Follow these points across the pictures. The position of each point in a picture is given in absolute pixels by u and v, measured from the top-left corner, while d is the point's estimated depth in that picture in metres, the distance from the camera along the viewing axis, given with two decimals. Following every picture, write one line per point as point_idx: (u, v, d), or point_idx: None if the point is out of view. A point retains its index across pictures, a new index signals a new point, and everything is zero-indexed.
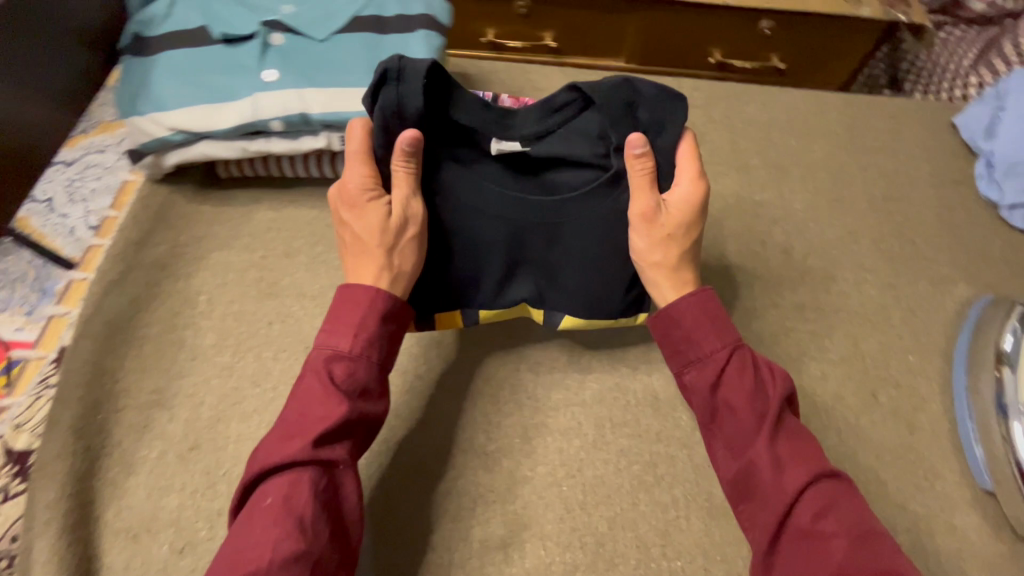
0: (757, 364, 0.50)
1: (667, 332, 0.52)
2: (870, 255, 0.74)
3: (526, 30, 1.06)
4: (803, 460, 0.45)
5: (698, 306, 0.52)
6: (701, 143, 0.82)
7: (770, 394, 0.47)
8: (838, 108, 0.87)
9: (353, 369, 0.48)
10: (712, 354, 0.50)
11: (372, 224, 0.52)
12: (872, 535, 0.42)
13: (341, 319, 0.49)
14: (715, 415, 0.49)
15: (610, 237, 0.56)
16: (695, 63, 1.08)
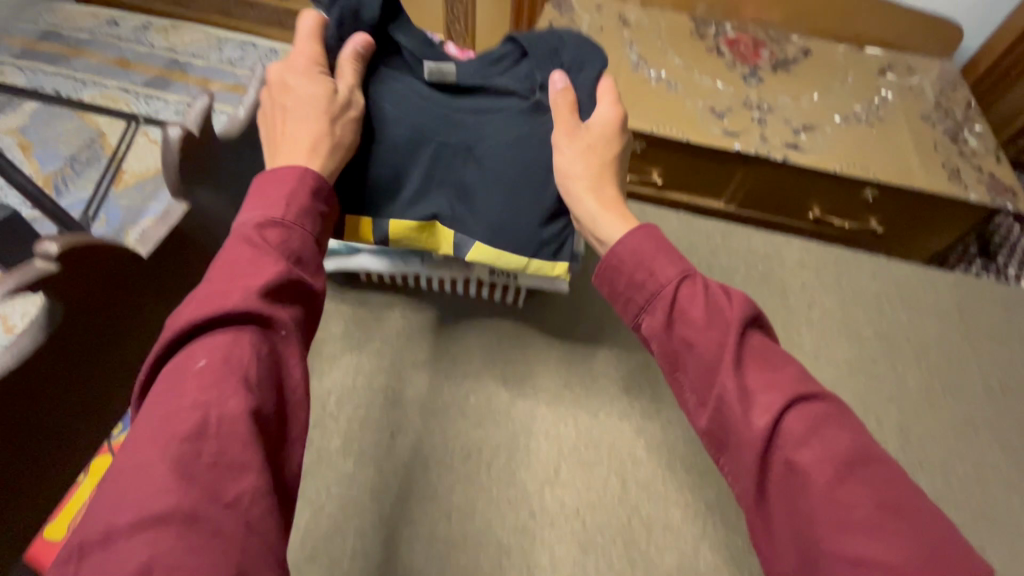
0: (710, 286, 0.48)
1: (625, 268, 0.51)
2: (990, 449, 0.73)
3: (637, 164, 1.13)
4: (777, 386, 0.41)
5: (645, 236, 0.52)
6: (813, 305, 0.85)
7: (732, 318, 0.45)
8: (949, 288, 0.88)
9: (286, 233, 0.44)
10: (670, 284, 0.48)
11: (306, 90, 0.54)
12: (866, 463, 0.38)
13: (271, 192, 0.46)
14: (674, 357, 0.47)
15: (525, 160, 0.63)
16: (794, 215, 1.14)
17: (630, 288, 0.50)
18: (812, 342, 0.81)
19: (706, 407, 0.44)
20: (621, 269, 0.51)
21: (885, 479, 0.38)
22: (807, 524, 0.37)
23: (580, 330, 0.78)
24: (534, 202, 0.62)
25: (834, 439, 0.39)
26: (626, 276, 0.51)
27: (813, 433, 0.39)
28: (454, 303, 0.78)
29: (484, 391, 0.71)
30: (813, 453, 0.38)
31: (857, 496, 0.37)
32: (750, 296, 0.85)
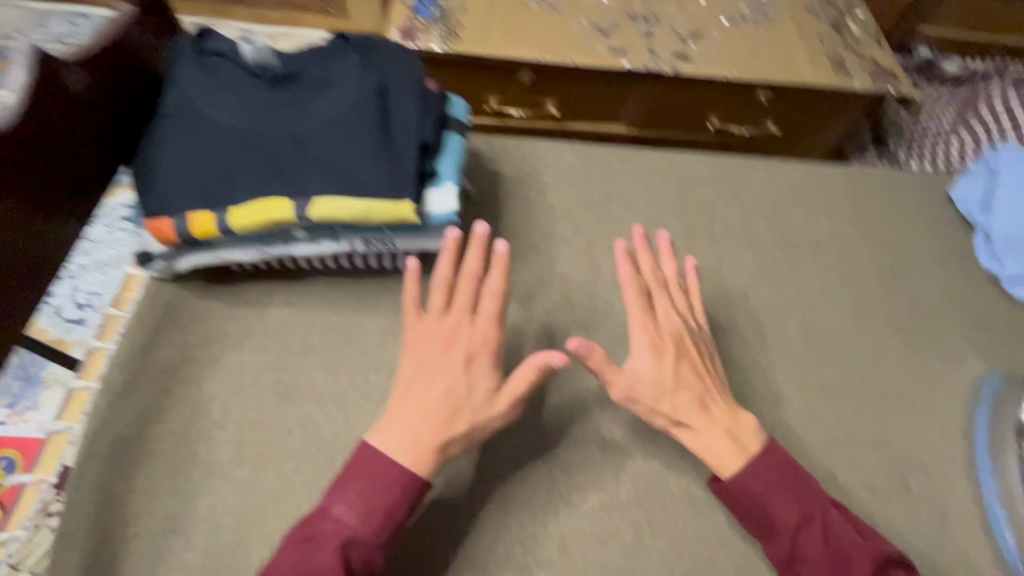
0: (828, 515, 0.54)
1: (731, 490, 0.55)
2: (884, 332, 0.76)
3: (529, 97, 1.07)
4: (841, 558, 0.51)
5: (754, 455, 0.56)
6: (714, 219, 0.84)
7: (856, 559, 0.51)
8: (840, 181, 0.89)
9: (370, 550, 0.48)
10: (756, 509, 0.55)
11: (464, 353, 0.56)
12: None
13: (375, 490, 0.50)
14: (767, 527, 0.54)
15: (346, 125, 0.61)
16: (695, 127, 1.12)
17: (741, 509, 0.56)
18: (714, 257, 0.80)
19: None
20: (733, 496, 0.56)
21: None
22: None
23: None
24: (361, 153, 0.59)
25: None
26: (742, 509, 0.56)
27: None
28: (339, 281, 0.72)
29: (385, 367, 0.68)
30: None
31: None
32: (651, 220, 0.83)
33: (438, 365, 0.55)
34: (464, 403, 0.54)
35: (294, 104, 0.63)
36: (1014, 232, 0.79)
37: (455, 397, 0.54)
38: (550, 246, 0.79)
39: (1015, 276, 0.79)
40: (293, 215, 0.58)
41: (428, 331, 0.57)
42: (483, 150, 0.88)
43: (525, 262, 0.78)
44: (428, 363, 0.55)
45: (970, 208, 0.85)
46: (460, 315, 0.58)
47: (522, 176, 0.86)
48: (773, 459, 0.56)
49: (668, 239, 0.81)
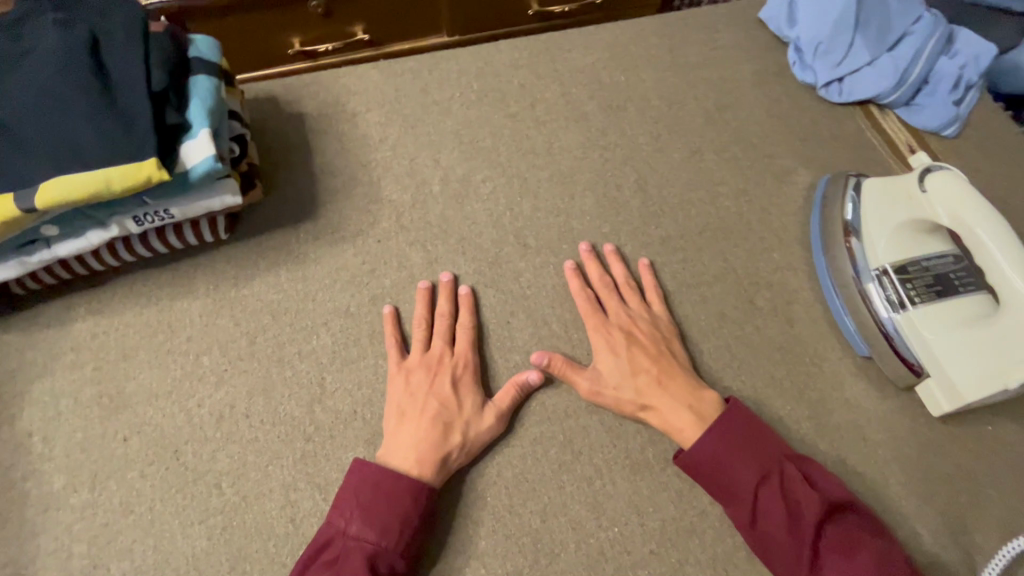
0: (785, 471, 0.54)
1: (697, 468, 0.56)
2: (718, 168, 0.76)
3: (333, 29, 0.98)
4: (799, 535, 0.52)
5: (715, 423, 0.56)
6: (536, 103, 0.80)
7: (806, 514, 0.52)
8: (656, 31, 0.86)
9: (395, 559, 0.52)
10: (720, 475, 0.55)
11: (449, 383, 0.60)
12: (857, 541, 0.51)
13: (391, 499, 0.53)
14: (710, 475, 0.55)
15: (55, 94, 0.52)
16: (517, 19, 1.06)
17: (705, 477, 0.56)
18: (542, 141, 0.77)
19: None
20: (697, 466, 0.56)
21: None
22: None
23: (304, 235, 0.70)
24: (82, 123, 0.52)
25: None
26: (701, 475, 0.56)
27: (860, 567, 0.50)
28: (145, 273, 0.66)
29: (217, 346, 0.63)
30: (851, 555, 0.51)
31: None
32: (472, 120, 0.79)
33: (422, 392, 0.60)
34: (453, 416, 0.58)
35: None
36: (821, 35, 0.80)
37: (444, 413, 0.58)
38: (371, 174, 0.74)
39: (828, 82, 0.80)
40: (18, 209, 0.50)
41: (409, 400, 0.59)
42: (280, 92, 0.80)
43: (348, 197, 0.73)
44: (411, 401, 0.59)
45: (781, 19, 0.83)
46: (424, 356, 0.62)
47: (327, 110, 0.79)
48: (731, 425, 0.56)
49: (492, 136, 0.78)
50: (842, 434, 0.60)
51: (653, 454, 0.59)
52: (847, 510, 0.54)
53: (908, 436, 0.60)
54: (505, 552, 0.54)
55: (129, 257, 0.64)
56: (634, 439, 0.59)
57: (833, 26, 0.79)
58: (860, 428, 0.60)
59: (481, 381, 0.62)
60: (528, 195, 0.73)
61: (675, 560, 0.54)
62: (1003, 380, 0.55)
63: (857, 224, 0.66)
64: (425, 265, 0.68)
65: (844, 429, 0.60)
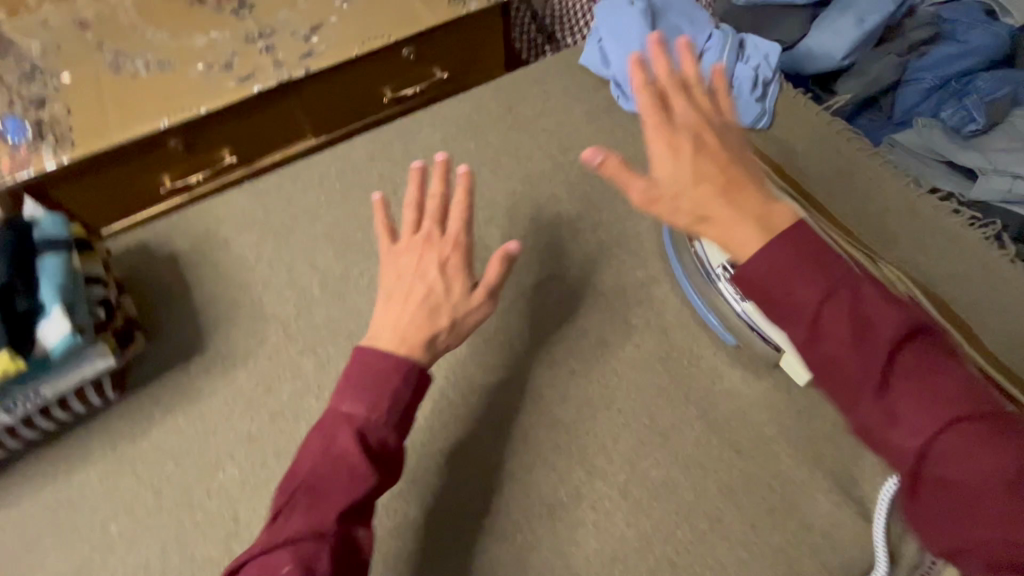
0: (857, 293, 0.46)
1: (753, 287, 0.48)
2: (572, 205, 0.82)
3: (199, 159, 1.02)
4: (870, 363, 0.45)
5: (773, 243, 0.48)
6: (397, 188, 0.85)
7: (883, 334, 0.45)
8: (494, 95, 0.94)
9: (384, 434, 0.55)
10: (776, 293, 0.48)
11: (437, 264, 0.62)
12: (936, 373, 0.45)
13: (384, 380, 0.56)
14: (769, 297, 0.48)
15: None
16: (375, 108, 1.13)
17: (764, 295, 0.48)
18: (409, 223, 0.82)
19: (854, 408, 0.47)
20: (754, 283, 0.48)
21: (990, 426, 0.43)
22: (908, 407, 0.44)
23: (194, 373, 0.71)
24: None
25: (921, 411, 0.44)
26: (758, 291, 0.49)
27: (937, 392, 0.44)
28: (37, 453, 0.65)
29: (123, 509, 0.63)
30: (928, 383, 0.44)
31: (962, 484, 0.42)
32: (340, 218, 0.83)
33: (409, 272, 0.62)
34: (438, 299, 0.61)
35: None
36: None
37: (430, 298, 0.61)
38: (252, 296, 0.77)
39: None
40: None
41: (393, 282, 0.62)
42: (150, 237, 0.82)
43: (232, 324, 0.75)
44: (398, 284, 0.62)
45: (598, 56, 0.92)
46: (414, 239, 0.64)
47: (199, 243, 0.81)
48: (794, 243, 0.48)
49: (362, 229, 0.82)
50: (730, 425, 0.64)
51: (565, 493, 0.61)
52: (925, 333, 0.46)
53: (787, 410, 0.65)
54: None
55: (14, 445, 0.63)
56: (545, 484, 0.62)
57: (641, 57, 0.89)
58: (744, 414, 0.65)
59: (471, 264, 0.63)
60: None
61: None
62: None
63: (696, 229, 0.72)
64: (318, 370, 0.71)
65: (730, 419, 0.65)
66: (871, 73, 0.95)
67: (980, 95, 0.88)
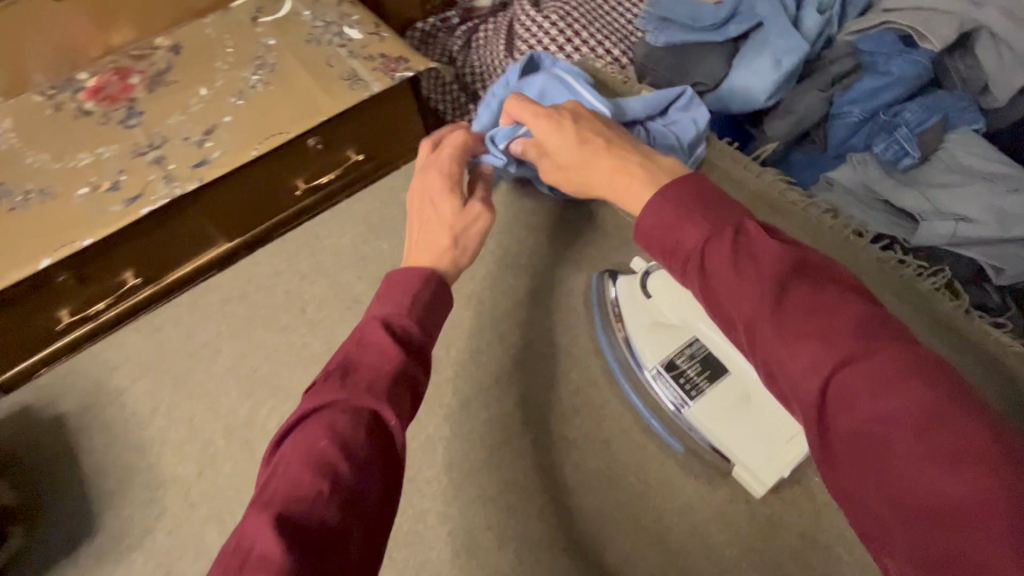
0: (748, 227, 0.47)
1: (651, 233, 0.50)
2: (497, 302, 0.75)
3: (97, 288, 0.94)
4: (758, 272, 0.44)
5: (676, 183, 0.51)
6: (305, 305, 0.78)
7: (766, 263, 0.44)
8: (404, 184, 0.88)
9: (409, 325, 0.50)
10: (670, 237, 0.49)
11: (430, 202, 0.63)
12: (831, 303, 0.41)
13: (402, 288, 0.53)
14: (667, 249, 0.49)
15: None
16: (291, 201, 1.06)
17: (657, 244, 0.50)
18: (321, 345, 0.75)
19: (757, 358, 0.43)
20: (648, 231, 0.51)
21: (900, 363, 0.37)
22: (799, 342, 0.40)
23: (87, 562, 0.63)
24: None
25: (803, 349, 0.40)
26: (654, 244, 0.51)
27: (822, 322, 0.40)
28: None
29: None
30: (814, 317, 0.40)
31: (855, 432, 0.37)
32: (244, 349, 0.75)
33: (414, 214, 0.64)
34: (437, 224, 0.62)
35: None
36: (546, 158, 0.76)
37: (428, 227, 0.62)
38: (148, 458, 0.69)
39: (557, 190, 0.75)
40: None
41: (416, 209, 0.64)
42: (36, 400, 0.74)
43: (127, 494, 0.67)
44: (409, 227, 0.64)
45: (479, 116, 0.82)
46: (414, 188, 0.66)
47: (87, 403, 0.73)
48: (688, 187, 0.51)
49: (269, 358, 0.74)
50: (689, 553, 0.57)
51: None
52: (812, 271, 0.44)
53: (747, 523, 0.58)
54: None
55: None
56: None
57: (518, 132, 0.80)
58: (702, 533, 0.58)
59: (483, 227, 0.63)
60: None
61: None
62: (785, 463, 0.55)
63: (622, 318, 0.66)
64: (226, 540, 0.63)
65: (686, 541, 0.58)
66: (798, 110, 0.91)
67: (909, 128, 0.85)
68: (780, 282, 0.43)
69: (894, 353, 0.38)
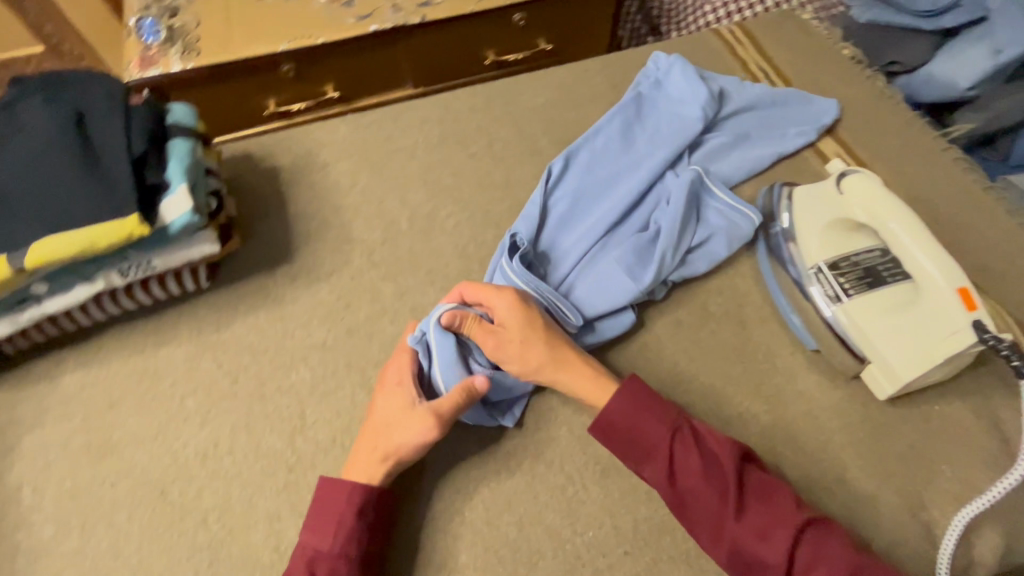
0: (691, 424, 0.57)
1: (606, 430, 0.58)
2: None
3: (305, 90, 1.07)
4: (716, 473, 0.54)
5: (621, 382, 0.59)
6: (492, 142, 0.87)
7: (723, 463, 0.55)
8: (599, 70, 0.94)
9: (336, 559, 0.54)
10: (632, 434, 0.58)
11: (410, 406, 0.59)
12: (773, 491, 0.54)
13: (337, 500, 0.56)
14: (632, 446, 0.58)
15: (43, 165, 0.58)
16: (476, 69, 1.16)
17: (614, 437, 0.58)
18: (500, 176, 0.84)
19: (722, 545, 0.53)
20: (611, 425, 0.58)
21: (830, 543, 0.51)
22: (757, 531, 0.52)
23: (281, 279, 0.74)
24: (75, 185, 0.57)
25: (758, 538, 0.52)
26: (612, 434, 0.58)
27: (771, 512, 0.52)
28: (139, 321, 0.70)
29: (201, 387, 0.67)
30: (766, 509, 0.53)
31: None
32: (434, 161, 0.85)
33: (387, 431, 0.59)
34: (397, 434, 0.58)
35: None
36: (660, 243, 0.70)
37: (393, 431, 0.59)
38: (340, 219, 0.79)
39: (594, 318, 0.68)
40: (10, 269, 0.55)
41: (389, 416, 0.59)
42: (255, 150, 0.86)
43: (319, 241, 0.77)
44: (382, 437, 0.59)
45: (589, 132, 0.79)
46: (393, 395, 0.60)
47: (297, 163, 0.85)
48: (633, 385, 0.59)
49: (454, 175, 0.84)
50: (800, 426, 0.63)
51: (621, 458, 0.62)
52: (750, 464, 0.56)
53: (860, 421, 0.63)
54: (484, 564, 0.57)
55: (126, 305, 0.69)
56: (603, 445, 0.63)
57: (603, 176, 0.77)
58: (814, 417, 0.64)
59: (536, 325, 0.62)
60: (491, 226, 0.79)
61: (649, 558, 0.57)
62: (932, 359, 0.59)
63: (792, 231, 0.70)
64: (396, 297, 0.73)
65: (798, 420, 0.64)
66: (993, 108, 0.92)
67: None
68: (738, 480, 0.54)
69: (817, 533, 0.51)
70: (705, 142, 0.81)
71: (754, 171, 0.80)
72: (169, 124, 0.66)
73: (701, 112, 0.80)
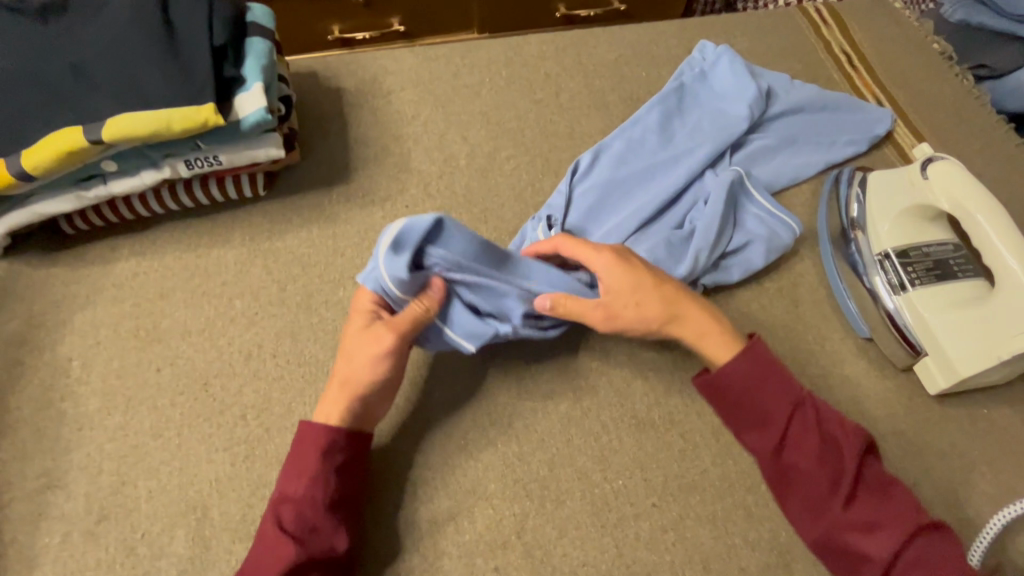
0: (817, 405, 0.56)
1: (719, 393, 0.57)
2: None
3: (371, 20, 1.05)
4: (832, 457, 0.54)
5: (747, 349, 0.57)
6: (560, 92, 0.85)
7: (844, 451, 0.54)
8: (677, 32, 0.91)
9: (305, 507, 0.51)
10: (748, 401, 0.57)
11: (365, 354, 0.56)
12: (889, 488, 0.53)
13: (303, 449, 0.53)
14: (740, 412, 0.57)
15: (126, 41, 0.57)
16: (544, 21, 1.13)
17: (725, 401, 0.57)
18: (564, 126, 0.82)
19: (819, 524, 0.53)
20: (728, 387, 0.57)
21: (936, 551, 0.51)
22: (863, 520, 0.52)
23: (336, 197, 0.74)
24: (157, 65, 0.57)
25: (862, 528, 0.52)
26: (726, 396, 0.57)
27: (883, 506, 0.52)
28: (194, 220, 0.71)
29: (249, 291, 0.67)
30: (878, 502, 0.53)
31: None
32: (499, 103, 0.83)
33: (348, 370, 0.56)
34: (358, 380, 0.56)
35: (71, 28, 0.58)
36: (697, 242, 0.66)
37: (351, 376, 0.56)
38: (400, 148, 0.79)
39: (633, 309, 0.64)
40: (87, 140, 0.55)
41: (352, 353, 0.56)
42: (321, 69, 0.85)
43: (377, 166, 0.77)
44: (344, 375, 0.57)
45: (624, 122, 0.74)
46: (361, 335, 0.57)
47: (361, 87, 0.83)
48: (761, 357, 0.57)
49: (517, 119, 0.82)
50: (842, 409, 0.62)
51: (658, 415, 0.62)
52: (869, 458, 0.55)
53: (904, 413, 0.62)
54: (512, 494, 0.57)
55: (186, 202, 0.69)
56: (641, 400, 0.62)
57: (638, 167, 0.72)
58: (857, 403, 0.63)
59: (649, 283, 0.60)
60: (549, 174, 0.78)
61: (675, 513, 0.57)
62: (994, 356, 0.59)
63: (862, 220, 0.69)
64: None
65: (842, 403, 0.63)
66: None
67: None
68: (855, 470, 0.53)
69: (928, 538, 0.51)
70: (750, 142, 0.76)
71: (797, 178, 0.76)
72: (249, 22, 0.65)
73: (747, 110, 0.75)
